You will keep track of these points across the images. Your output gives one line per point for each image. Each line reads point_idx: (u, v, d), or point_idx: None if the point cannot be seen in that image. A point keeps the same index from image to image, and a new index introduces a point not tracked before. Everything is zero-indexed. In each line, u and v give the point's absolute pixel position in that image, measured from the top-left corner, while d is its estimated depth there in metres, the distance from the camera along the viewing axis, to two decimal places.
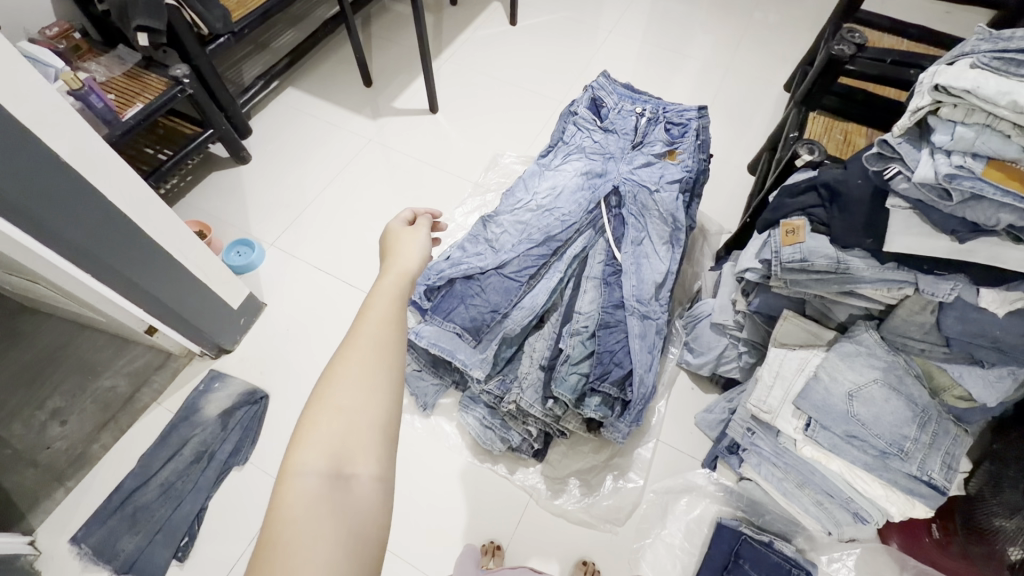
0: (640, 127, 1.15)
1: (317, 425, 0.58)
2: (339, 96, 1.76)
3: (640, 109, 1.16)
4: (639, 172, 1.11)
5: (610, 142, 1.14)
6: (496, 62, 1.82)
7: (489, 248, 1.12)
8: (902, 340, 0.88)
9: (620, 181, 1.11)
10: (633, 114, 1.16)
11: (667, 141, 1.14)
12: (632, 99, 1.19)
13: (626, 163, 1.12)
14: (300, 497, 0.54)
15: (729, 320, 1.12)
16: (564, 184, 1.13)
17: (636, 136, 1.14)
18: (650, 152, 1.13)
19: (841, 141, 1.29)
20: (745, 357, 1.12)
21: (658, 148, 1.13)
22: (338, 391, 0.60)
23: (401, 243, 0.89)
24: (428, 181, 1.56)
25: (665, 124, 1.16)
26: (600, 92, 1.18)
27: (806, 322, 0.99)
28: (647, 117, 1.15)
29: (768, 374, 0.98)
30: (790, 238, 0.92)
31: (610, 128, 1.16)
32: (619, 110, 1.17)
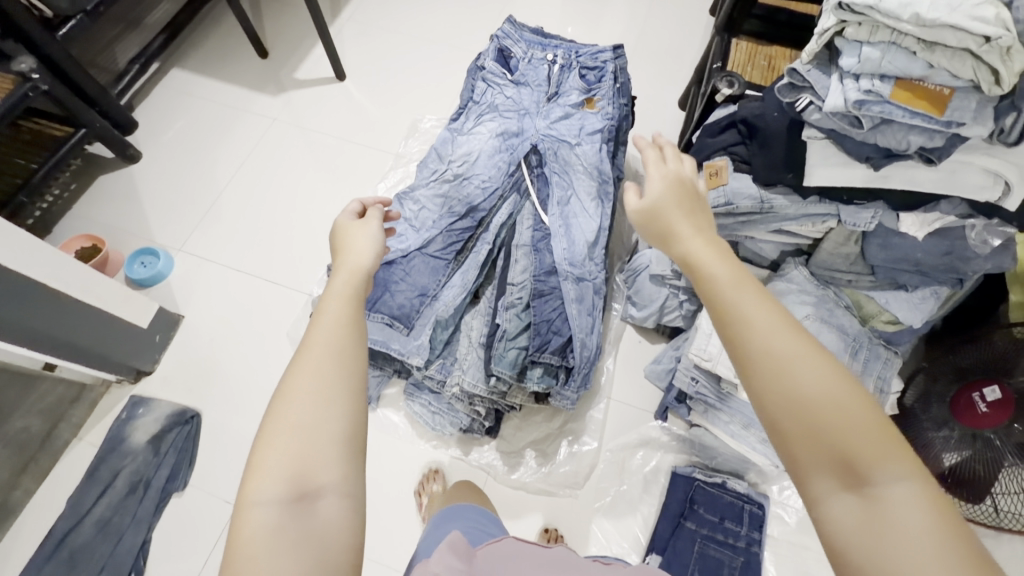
0: (553, 76, 1.05)
1: (270, 451, 0.48)
2: (233, 72, 1.58)
3: (551, 56, 1.06)
4: (557, 127, 1.04)
5: (523, 96, 1.05)
6: (404, 16, 1.67)
7: (409, 228, 1.05)
8: (830, 274, 0.88)
9: (538, 138, 1.03)
10: (544, 63, 1.06)
11: (583, 88, 1.06)
12: (542, 44, 1.08)
13: (544, 119, 1.04)
14: (258, 532, 0.45)
15: (667, 270, 1.10)
16: (479, 148, 1.04)
17: (550, 86, 1.05)
18: (566, 103, 1.05)
19: (766, 67, 1.23)
20: (686, 304, 1.11)
21: (575, 97, 1.05)
22: (289, 408, 0.49)
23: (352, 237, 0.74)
24: (345, 157, 1.44)
25: (580, 70, 1.07)
26: (507, 40, 1.07)
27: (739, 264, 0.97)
28: (559, 64, 1.06)
29: (707, 322, 0.96)
30: (712, 180, 0.87)
31: (522, 80, 1.06)
32: (529, 58, 1.06)
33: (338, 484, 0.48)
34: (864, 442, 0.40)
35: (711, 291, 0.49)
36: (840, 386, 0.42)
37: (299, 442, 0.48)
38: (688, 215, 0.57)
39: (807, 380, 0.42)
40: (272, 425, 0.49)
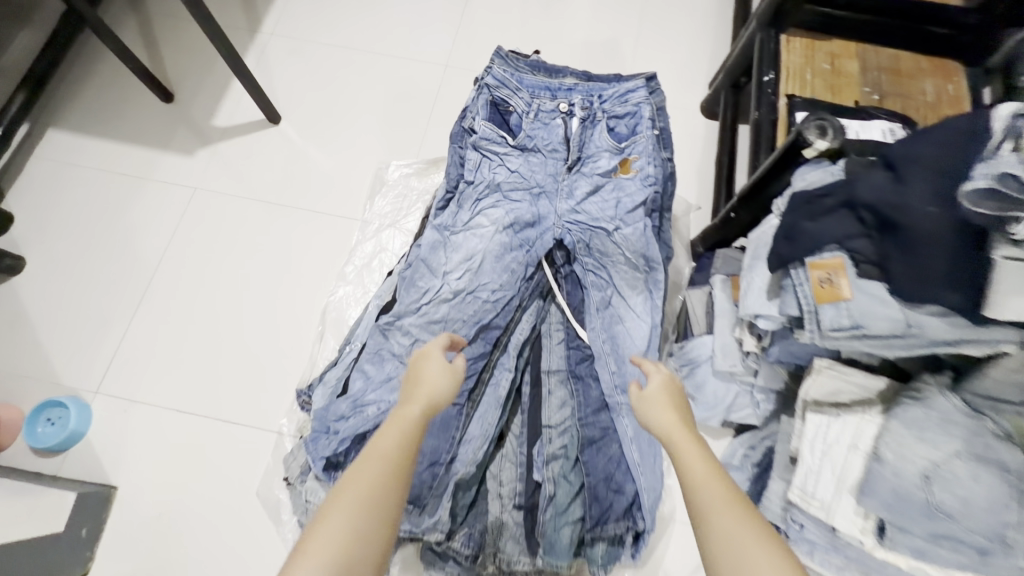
0: (571, 135, 0.77)
1: (320, 542, 0.47)
2: (130, 131, 1.22)
3: (566, 106, 0.77)
4: (585, 208, 0.77)
5: (534, 169, 0.77)
6: (343, 27, 1.32)
7: (400, 365, 0.77)
8: (992, 403, 0.65)
9: (562, 228, 0.76)
10: (557, 117, 0.77)
11: (613, 149, 0.77)
12: (550, 87, 0.77)
13: (565, 198, 0.77)
14: None
15: (738, 365, 0.86)
16: (483, 249, 0.76)
17: (568, 151, 0.77)
18: (593, 172, 0.78)
19: (828, 71, 0.94)
20: (763, 403, 0.88)
21: (604, 163, 0.77)
22: (347, 517, 0.49)
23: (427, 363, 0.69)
24: (298, 233, 1.14)
25: (605, 121, 0.78)
26: (500, 88, 0.76)
27: (846, 371, 0.74)
28: (578, 117, 0.77)
29: (811, 455, 0.74)
30: (826, 291, 0.62)
31: (529, 146, 0.77)
32: (535, 114, 0.77)
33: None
34: None
35: (684, 476, 0.55)
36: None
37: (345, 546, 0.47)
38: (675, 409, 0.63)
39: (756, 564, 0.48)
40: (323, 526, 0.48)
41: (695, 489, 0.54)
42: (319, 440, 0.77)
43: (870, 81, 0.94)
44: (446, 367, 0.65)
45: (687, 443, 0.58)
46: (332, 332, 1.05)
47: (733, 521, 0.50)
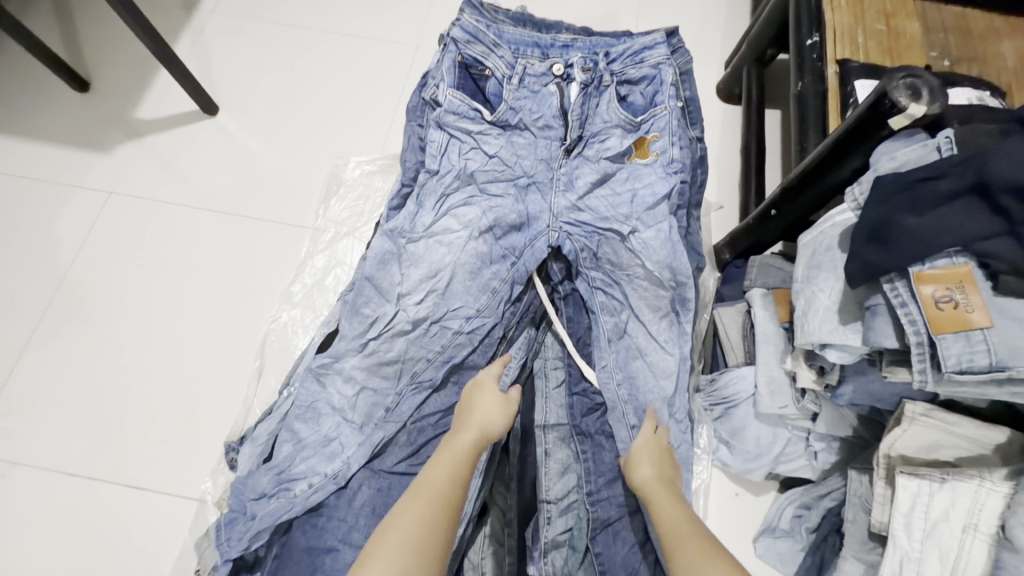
0: (568, 105, 0.57)
1: None
2: (33, 127, 1.01)
3: (561, 68, 0.57)
4: (589, 206, 0.58)
5: (519, 154, 0.58)
6: (297, 1, 1.13)
7: (343, 422, 0.56)
8: None
9: (560, 233, 0.58)
10: (548, 82, 0.58)
11: (625, 123, 0.58)
12: (538, 41, 0.57)
13: (562, 192, 0.58)
14: None
15: (792, 407, 0.66)
16: (452, 262, 0.57)
17: (566, 128, 0.58)
18: (598, 156, 0.58)
19: (884, 32, 0.75)
20: (823, 453, 0.68)
21: (614, 144, 0.58)
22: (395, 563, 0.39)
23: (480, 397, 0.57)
24: (235, 244, 0.93)
25: (615, 88, 0.58)
26: (473, 45, 0.56)
27: (949, 419, 0.54)
28: (578, 81, 0.57)
29: (906, 534, 0.54)
30: (948, 317, 0.43)
31: (512, 122, 0.58)
32: (520, 79, 0.57)
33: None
34: None
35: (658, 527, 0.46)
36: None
37: None
38: (660, 470, 0.52)
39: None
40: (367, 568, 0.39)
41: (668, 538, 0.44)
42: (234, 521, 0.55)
43: (936, 43, 0.75)
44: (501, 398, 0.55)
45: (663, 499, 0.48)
46: (274, 366, 0.84)
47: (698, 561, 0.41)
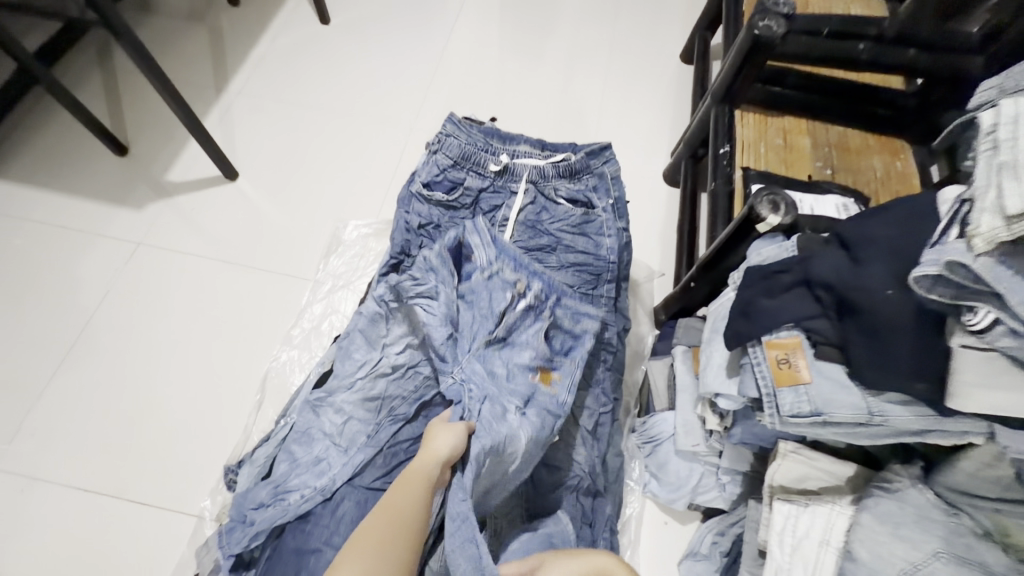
0: (517, 303, 0.70)
1: None
2: (75, 182, 1.17)
3: (520, 290, 0.71)
4: (491, 375, 0.68)
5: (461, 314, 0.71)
6: (313, 85, 1.34)
7: (333, 445, 0.71)
8: (968, 500, 0.58)
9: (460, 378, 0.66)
10: (506, 291, 0.71)
11: (543, 353, 0.71)
12: (519, 262, 0.73)
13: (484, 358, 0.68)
14: None
15: (702, 446, 0.81)
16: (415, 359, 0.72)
17: (497, 327, 0.70)
18: (514, 360, 0.70)
19: (781, 146, 0.96)
20: (729, 486, 0.82)
21: (526, 366, 0.70)
22: None
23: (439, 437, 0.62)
24: (244, 290, 1.08)
25: (549, 322, 0.72)
26: (473, 234, 0.73)
27: (812, 456, 0.69)
28: (527, 303, 0.71)
29: (780, 550, 0.68)
30: (785, 374, 0.58)
31: (467, 296, 0.72)
32: (490, 275, 0.71)
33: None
34: None
35: None
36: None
37: None
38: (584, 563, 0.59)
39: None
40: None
41: None
42: (235, 524, 0.66)
43: (822, 156, 0.95)
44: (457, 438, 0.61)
45: None
46: (271, 400, 0.97)
47: None
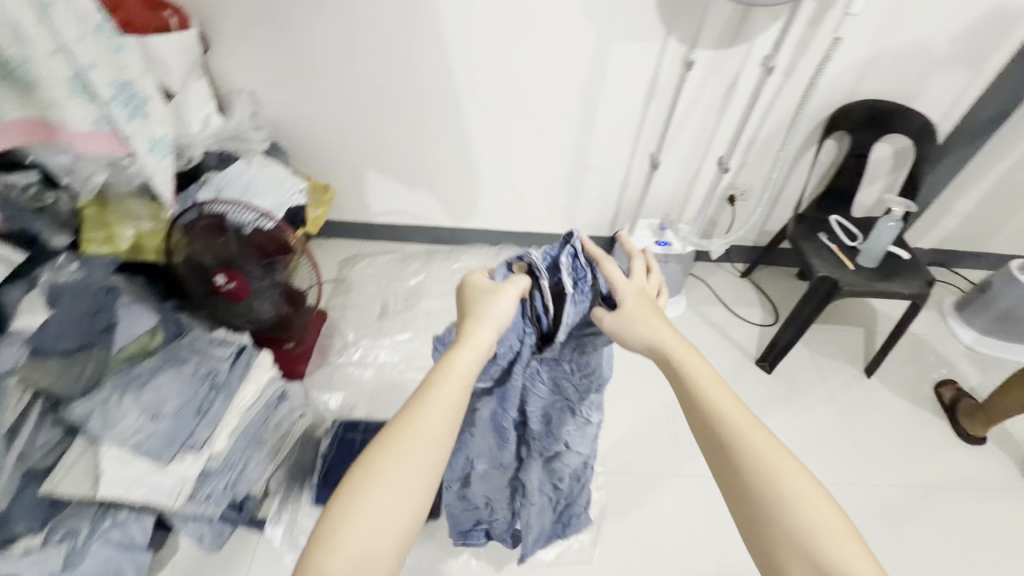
0: (570, 420, 0.85)
1: (356, 516, 0.51)
2: None
3: (572, 399, 0.81)
4: (555, 448, 0.89)
5: (551, 411, 0.83)
6: None
7: None
8: (89, 380, 0.92)
9: (550, 458, 0.91)
10: (574, 417, 0.84)
11: (569, 437, 0.87)
12: (588, 396, 0.82)
13: (548, 447, 0.88)
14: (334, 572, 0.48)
15: (61, 548, 0.91)
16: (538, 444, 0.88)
17: (563, 403, 0.82)
18: (565, 445, 0.88)
19: None
20: (120, 517, 0.97)
21: (566, 445, 0.88)
22: (366, 515, 0.51)
23: (490, 300, 0.67)
24: None
25: (578, 410, 0.84)
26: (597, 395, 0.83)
27: (66, 466, 0.90)
28: (577, 407, 0.83)
29: (145, 490, 0.92)
30: None
31: (566, 391, 0.80)
32: (574, 396, 0.81)
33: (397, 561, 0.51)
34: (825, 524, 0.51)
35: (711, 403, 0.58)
36: (807, 484, 0.53)
37: (373, 511, 0.51)
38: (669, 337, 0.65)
39: (774, 457, 0.54)
40: (359, 503, 0.51)
41: (720, 418, 0.57)
42: None
43: None
44: (510, 304, 0.68)
45: (708, 380, 0.60)
46: None
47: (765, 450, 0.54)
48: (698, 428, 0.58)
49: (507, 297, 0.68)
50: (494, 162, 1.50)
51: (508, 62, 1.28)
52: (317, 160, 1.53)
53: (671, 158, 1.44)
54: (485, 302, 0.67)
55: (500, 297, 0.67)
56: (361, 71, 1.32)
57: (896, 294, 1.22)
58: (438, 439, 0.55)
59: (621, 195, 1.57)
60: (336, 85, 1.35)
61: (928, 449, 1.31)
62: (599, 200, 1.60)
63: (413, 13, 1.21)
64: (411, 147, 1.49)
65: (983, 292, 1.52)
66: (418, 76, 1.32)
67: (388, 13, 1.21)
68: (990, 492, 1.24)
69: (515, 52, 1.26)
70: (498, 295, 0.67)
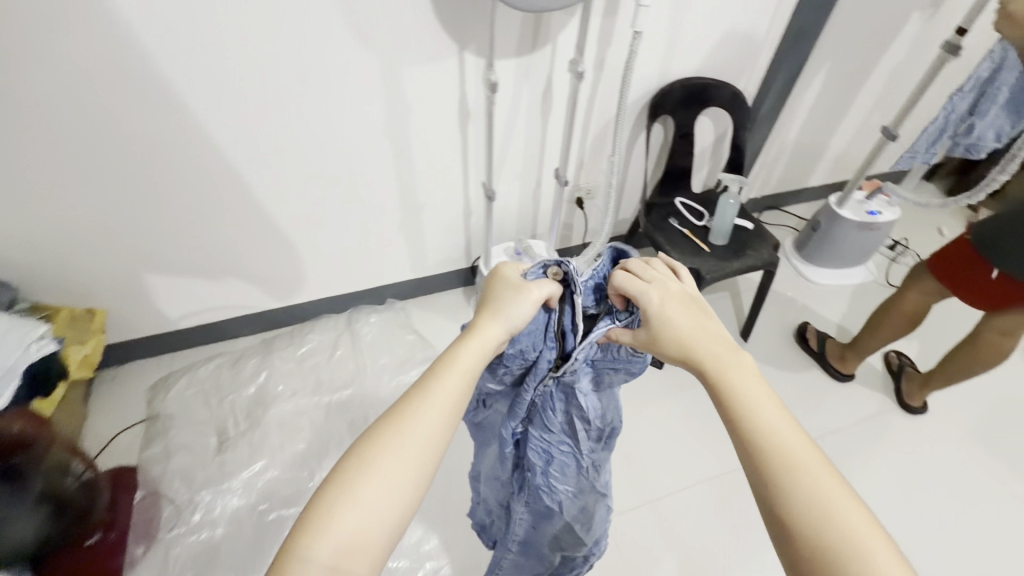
0: (569, 468, 0.74)
1: (356, 494, 0.50)
2: None
3: (574, 442, 0.71)
4: (543, 496, 0.77)
5: (552, 453, 0.72)
6: None
7: None
8: None
9: (538, 501, 0.79)
10: (571, 467, 0.74)
11: (564, 489, 0.76)
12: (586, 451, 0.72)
13: (540, 492, 0.77)
14: (328, 546, 0.47)
15: None
16: (532, 482, 0.76)
17: (571, 444, 0.72)
18: (555, 496, 0.77)
19: None
20: None
21: (557, 496, 0.77)
22: (366, 493, 0.50)
23: (509, 293, 0.63)
24: None
25: (579, 461, 0.73)
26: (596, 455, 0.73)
27: None
28: (577, 454, 0.73)
29: None
30: None
31: (575, 431, 0.70)
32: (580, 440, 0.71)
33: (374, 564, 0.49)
34: None
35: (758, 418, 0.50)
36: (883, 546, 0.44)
37: (371, 490, 0.50)
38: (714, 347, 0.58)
39: (841, 502, 0.46)
40: (362, 480, 0.50)
41: (768, 433, 0.49)
42: None
43: None
44: (532, 303, 0.62)
45: (758, 395, 0.52)
46: None
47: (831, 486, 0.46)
48: (744, 454, 0.50)
49: (529, 301, 0.61)
50: (308, 224, 1.23)
51: (279, 113, 1.01)
52: (62, 283, 1.13)
53: (507, 176, 1.30)
54: (505, 292, 0.62)
55: (518, 296, 0.62)
56: (74, 160, 0.96)
57: (751, 268, 1.23)
58: (440, 432, 0.53)
59: (466, 223, 1.41)
60: (48, 185, 0.98)
61: (806, 397, 1.40)
62: (444, 235, 1.42)
63: (119, 76, 0.89)
64: (192, 235, 1.16)
65: (815, 230, 1.64)
66: (163, 151, 1.00)
67: (79, 80, 0.87)
68: (860, 420, 1.36)
69: (284, 100, 1.00)
70: (517, 292, 0.62)
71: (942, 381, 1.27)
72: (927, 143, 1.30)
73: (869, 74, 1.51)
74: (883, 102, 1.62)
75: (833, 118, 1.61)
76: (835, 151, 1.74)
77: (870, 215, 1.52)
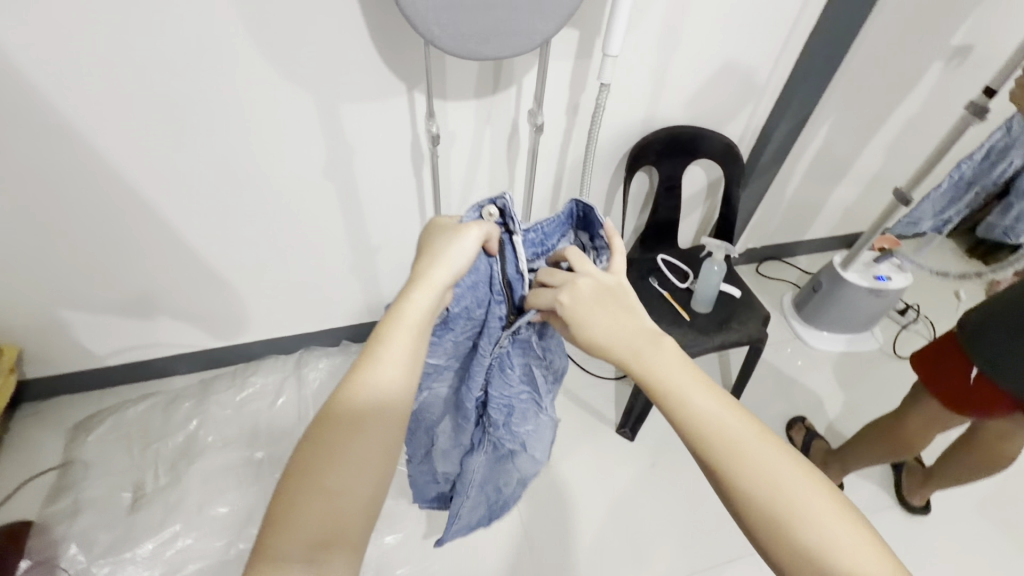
0: (528, 412, 0.78)
1: (315, 480, 0.45)
2: None
3: (533, 381, 0.77)
4: (502, 443, 0.79)
5: (512, 393, 0.76)
6: None
7: None
8: None
9: (496, 450, 0.80)
10: (529, 407, 0.77)
11: (524, 434, 0.79)
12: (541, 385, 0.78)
13: (499, 438, 0.79)
14: (296, 540, 0.43)
15: None
16: (491, 432, 0.78)
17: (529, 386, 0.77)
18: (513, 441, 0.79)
19: None
20: None
21: (515, 441, 0.79)
22: (326, 477, 0.45)
23: (445, 239, 0.59)
24: None
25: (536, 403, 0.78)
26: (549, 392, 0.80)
27: None
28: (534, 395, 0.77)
29: None
30: None
31: (532, 369, 0.76)
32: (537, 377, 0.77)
33: (358, 546, 0.45)
34: (841, 533, 0.46)
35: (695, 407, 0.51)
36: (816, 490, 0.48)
37: (331, 474, 0.46)
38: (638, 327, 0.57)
39: (778, 467, 0.49)
40: (319, 462, 0.46)
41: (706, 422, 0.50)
42: None
43: None
44: (471, 249, 0.59)
45: (693, 380, 0.53)
46: None
47: (768, 452, 0.49)
48: (688, 443, 0.51)
49: (471, 239, 0.59)
50: (250, 266, 1.12)
51: (202, 150, 0.89)
52: None
53: None
54: (440, 242, 0.59)
55: (455, 240, 0.59)
56: None
57: (735, 344, 1.09)
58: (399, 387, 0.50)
59: None
60: None
61: None
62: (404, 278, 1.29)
63: (4, 112, 0.76)
64: (112, 276, 1.04)
65: (816, 290, 1.50)
66: (67, 190, 0.88)
67: None
68: None
69: (207, 138, 0.87)
70: (452, 237, 0.59)
71: (945, 482, 1.12)
72: (932, 209, 1.27)
73: (881, 126, 1.37)
74: (900, 153, 1.46)
75: (841, 169, 1.46)
76: (842, 205, 1.59)
77: (877, 281, 1.37)
